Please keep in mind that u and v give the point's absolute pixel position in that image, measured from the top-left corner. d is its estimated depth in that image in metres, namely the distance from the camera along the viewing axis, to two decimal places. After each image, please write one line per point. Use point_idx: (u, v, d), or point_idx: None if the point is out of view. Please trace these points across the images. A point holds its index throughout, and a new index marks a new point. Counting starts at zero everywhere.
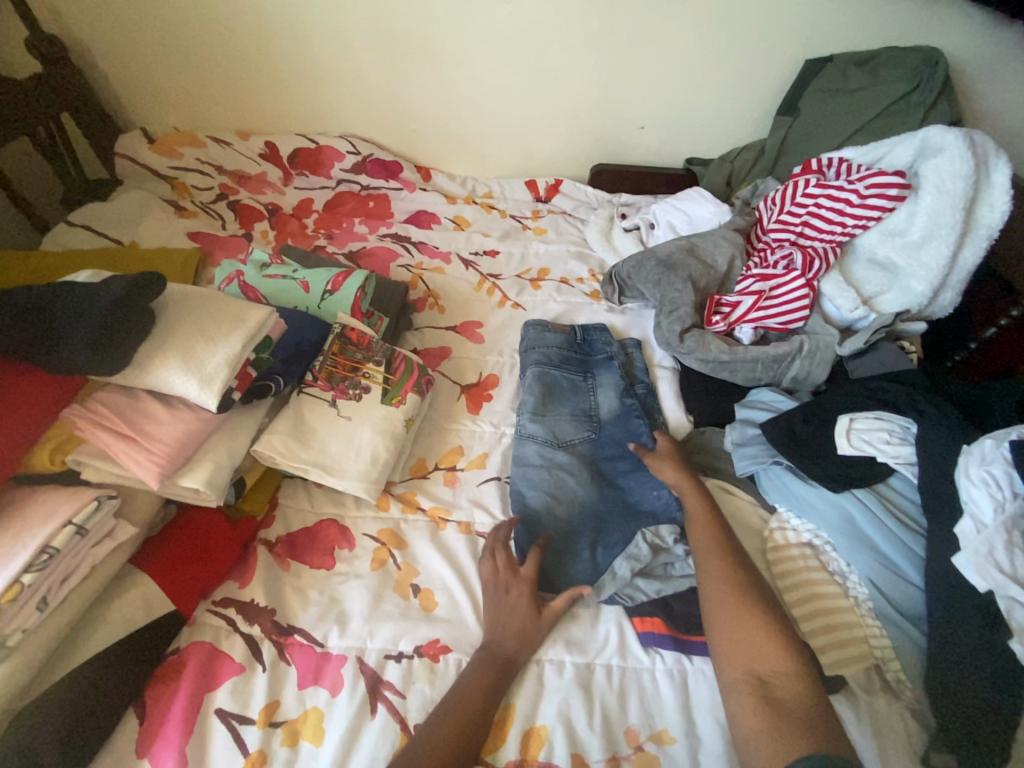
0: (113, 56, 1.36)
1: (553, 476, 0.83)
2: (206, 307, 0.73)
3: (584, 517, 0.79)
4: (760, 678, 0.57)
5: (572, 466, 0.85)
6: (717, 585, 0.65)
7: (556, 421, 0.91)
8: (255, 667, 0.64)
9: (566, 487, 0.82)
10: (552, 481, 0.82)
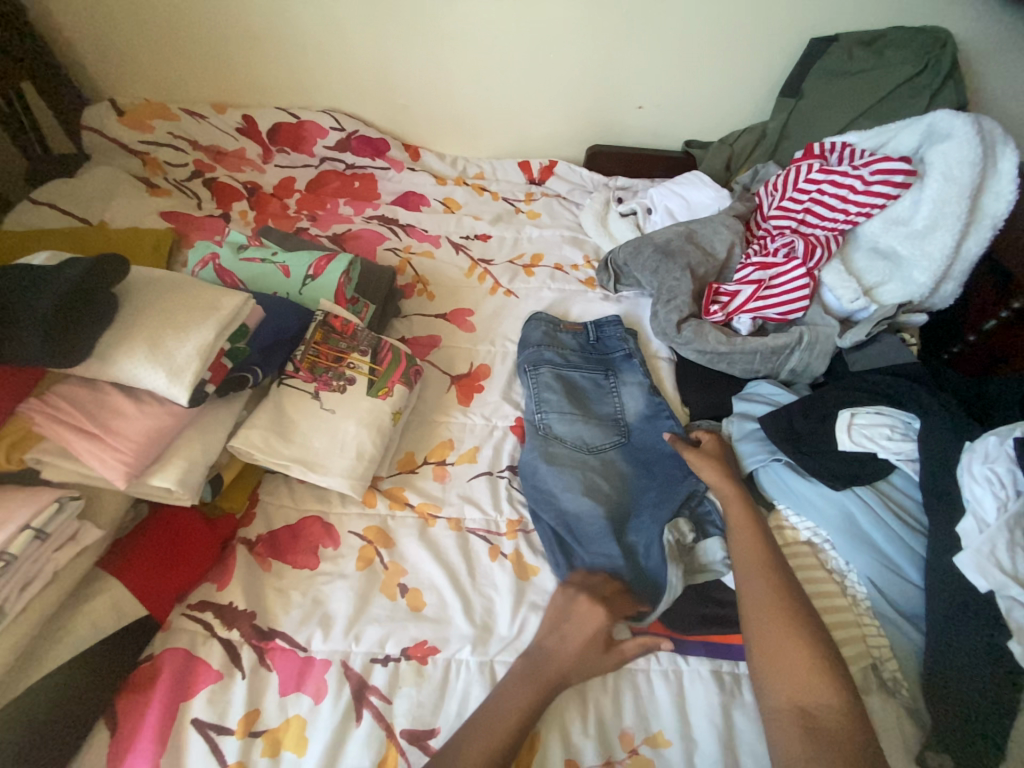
0: (74, 18, 1.26)
1: (587, 482, 0.79)
2: (176, 293, 0.68)
3: (622, 524, 0.76)
4: (808, 713, 0.55)
5: (606, 472, 0.82)
6: (761, 607, 0.62)
7: (584, 423, 0.87)
8: (234, 674, 0.61)
9: (601, 493, 0.78)
10: (587, 487, 0.79)
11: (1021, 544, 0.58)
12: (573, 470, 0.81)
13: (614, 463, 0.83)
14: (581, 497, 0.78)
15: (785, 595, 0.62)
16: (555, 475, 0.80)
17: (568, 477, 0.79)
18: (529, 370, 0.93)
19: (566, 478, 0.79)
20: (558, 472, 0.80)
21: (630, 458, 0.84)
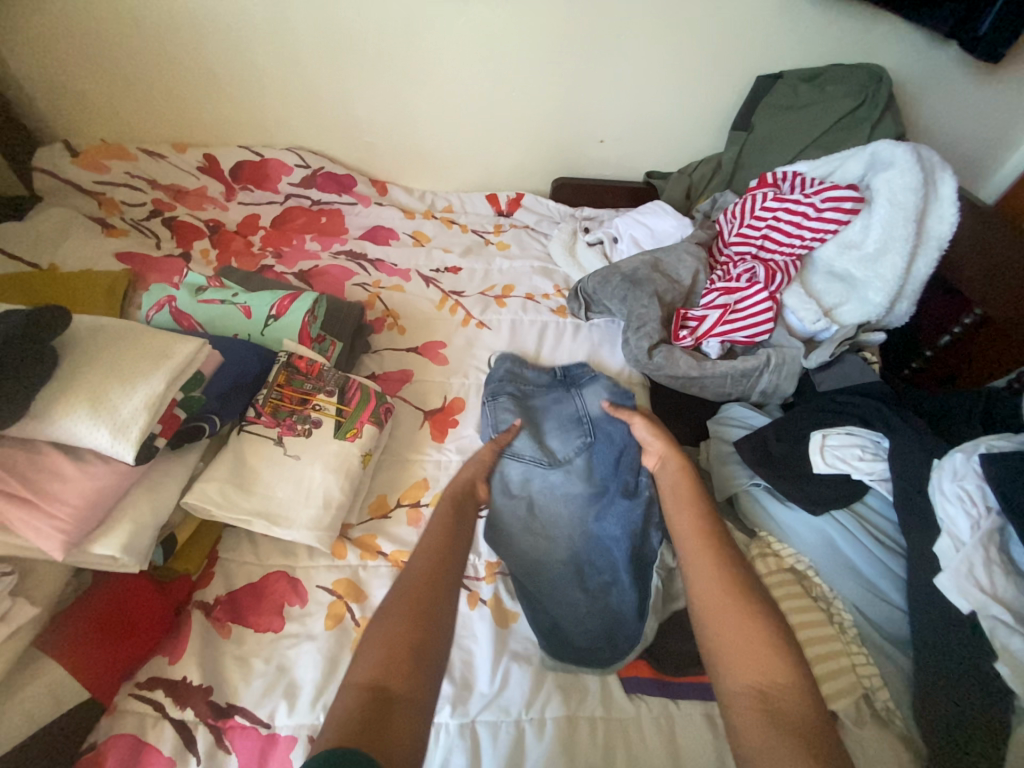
0: (26, 61, 1.23)
1: (545, 508, 0.79)
2: (125, 342, 0.64)
3: (589, 550, 0.75)
4: (764, 692, 0.50)
5: (568, 488, 0.80)
6: (712, 591, 0.58)
7: (545, 438, 0.86)
8: (188, 760, 0.56)
9: (561, 517, 0.78)
10: (546, 511, 0.78)
11: (994, 560, 0.59)
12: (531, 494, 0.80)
13: (578, 477, 0.81)
14: (540, 524, 0.77)
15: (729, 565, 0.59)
16: (511, 501, 0.78)
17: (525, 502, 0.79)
18: (488, 393, 0.92)
19: (523, 504, 0.78)
20: (515, 495, 0.79)
21: (593, 468, 0.82)
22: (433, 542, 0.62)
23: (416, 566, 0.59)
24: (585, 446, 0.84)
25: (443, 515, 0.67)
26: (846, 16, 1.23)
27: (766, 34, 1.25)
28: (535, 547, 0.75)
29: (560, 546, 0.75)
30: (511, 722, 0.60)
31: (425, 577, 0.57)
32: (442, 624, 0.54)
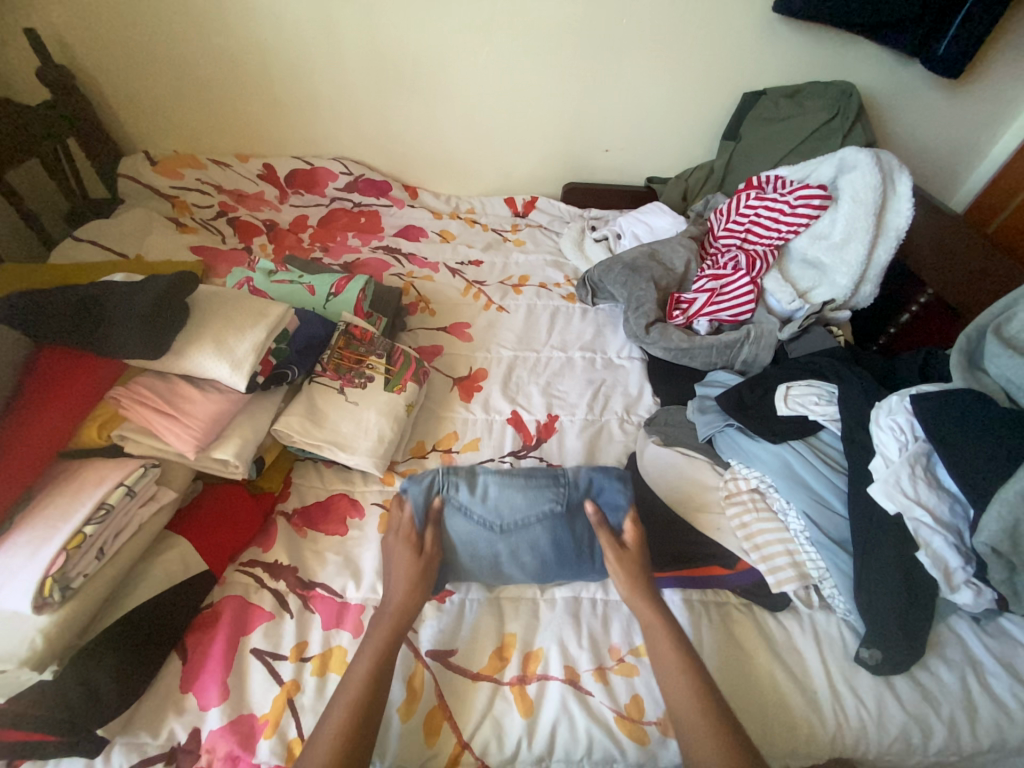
0: (118, 85, 1.45)
1: (493, 573, 0.74)
2: (232, 304, 0.84)
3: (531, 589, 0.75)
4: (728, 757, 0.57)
5: (520, 554, 0.73)
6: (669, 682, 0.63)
7: (506, 491, 0.75)
8: (284, 615, 0.71)
9: (510, 574, 0.73)
10: (485, 564, 0.73)
11: (918, 474, 0.74)
12: (475, 555, 0.73)
13: (535, 543, 0.73)
14: (482, 574, 0.74)
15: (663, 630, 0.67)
16: (463, 543, 0.74)
17: (466, 572, 0.74)
18: None
19: (474, 556, 0.73)
20: (462, 535, 0.73)
21: (552, 526, 0.73)
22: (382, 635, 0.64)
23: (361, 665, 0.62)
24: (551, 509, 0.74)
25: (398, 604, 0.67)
26: (822, 40, 1.40)
27: (751, 56, 1.43)
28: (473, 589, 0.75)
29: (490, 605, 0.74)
30: (529, 599, 0.75)
31: (368, 679, 0.60)
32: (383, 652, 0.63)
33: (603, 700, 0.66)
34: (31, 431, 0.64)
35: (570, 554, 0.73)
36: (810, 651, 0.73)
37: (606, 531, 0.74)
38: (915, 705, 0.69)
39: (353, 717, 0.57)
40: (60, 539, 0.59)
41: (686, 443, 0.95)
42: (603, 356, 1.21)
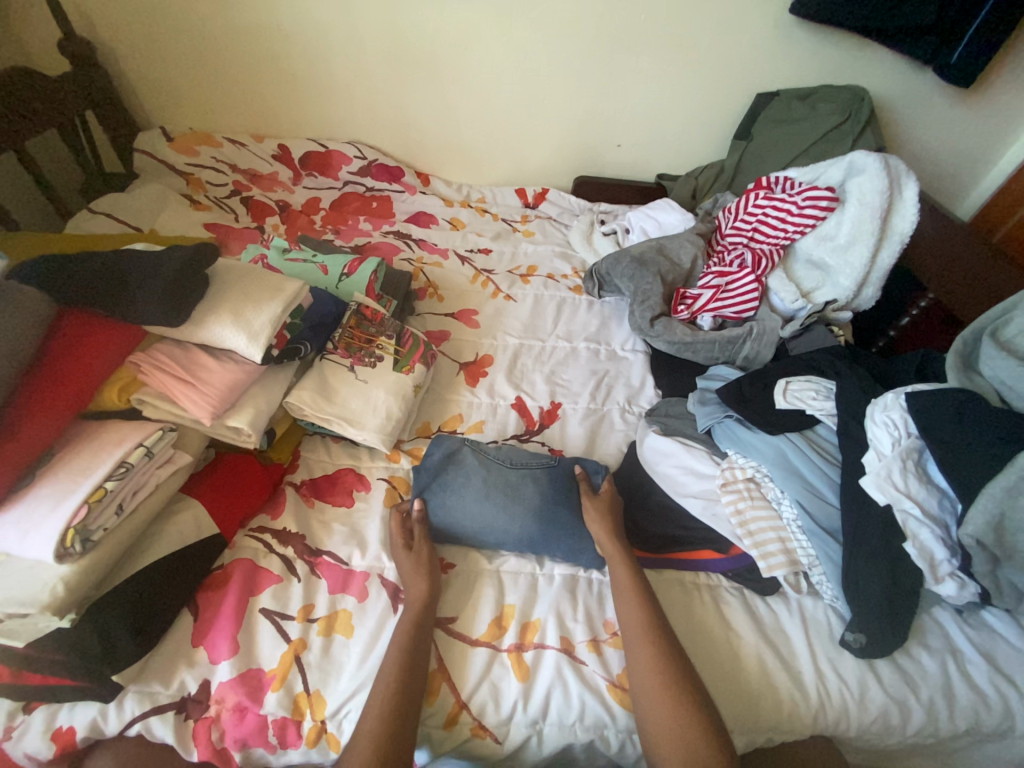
0: (137, 59, 1.46)
1: (499, 499, 0.80)
2: (250, 279, 0.86)
3: (534, 524, 0.79)
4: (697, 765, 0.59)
5: (520, 483, 0.83)
6: (647, 670, 0.65)
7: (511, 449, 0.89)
8: (292, 579, 0.74)
9: (511, 498, 0.80)
10: (492, 490, 0.81)
11: (910, 468, 0.76)
12: (485, 481, 0.82)
13: (535, 482, 0.83)
14: (487, 498, 0.80)
15: (649, 616, 0.69)
16: (476, 473, 0.84)
17: (474, 493, 0.81)
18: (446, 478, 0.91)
19: (485, 480, 0.82)
20: (474, 468, 0.84)
21: (548, 474, 0.85)
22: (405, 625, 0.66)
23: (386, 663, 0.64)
24: (550, 464, 0.87)
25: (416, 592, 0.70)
26: (838, 44, 1.41)
27: (766, 57, 1.44)
28: (477, 513, 0.79)
29: (491, 530, 0.78)
30: (528, 573, 0.78)
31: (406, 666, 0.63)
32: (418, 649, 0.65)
33: (596, 669, 0.69)
34: (55, 389, 0.66)
35: (564, 495, 0.82)
36: (796, 631, 0.76)
37: (593, 482, 0.85)
38: (895, 686, 0.72)
39: (393, 709, 0.60)
40: (81, 493, 0.62)
41: (685, 433, 0.97)
42: (607, 348, 1.23)
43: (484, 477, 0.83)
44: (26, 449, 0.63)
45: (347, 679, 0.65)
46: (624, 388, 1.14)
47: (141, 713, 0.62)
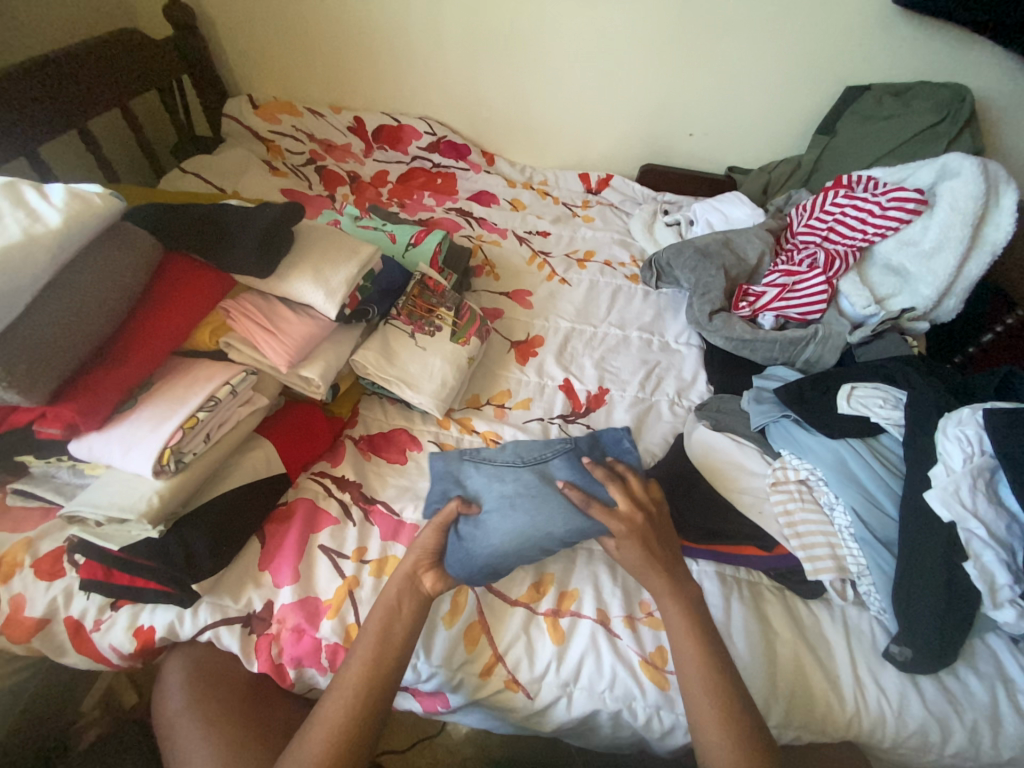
0: (234, 29, 1.54)
1: (525, 504, 0.73)
2: (331, 240, 0.91)
3: (574, 521, 0.72)
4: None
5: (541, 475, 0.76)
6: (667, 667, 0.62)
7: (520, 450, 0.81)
8: (348, 522, 0.79)
9: (541, 504, 0.73)
10: (519, 497, 0.74)
11: (980, 487, 0.72)
12: (512, 482, 0.76)
13: (568, 481, 0.75)
14: (518, 508, 0.72)
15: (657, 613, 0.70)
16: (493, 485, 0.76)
17: (509, 505, 0.73)
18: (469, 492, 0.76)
19: (503, 491, 0.75)
20: (490, 477, 0.77)
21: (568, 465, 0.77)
22: (369, 656, 0.62)
23: (328, 725, 0.57)
24: (572, 448, 0.80)
25: (368, 660, 0.61)
26: (943, 37, 1.32)
27: (861, 47, 1.36)
28: (510, 525, 0.71)
29: (529, 545, 0.71)
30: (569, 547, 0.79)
31: (379, 650, 0.62)
32: (400, 643, 0.63)
33: (630, 644, 0.71)
34: (159, 326, 0.73)
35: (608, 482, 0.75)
36: (837, 640, 0.75)
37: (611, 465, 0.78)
38: (938, 704, 0.70)
39: (354, 705, 0.58)
40: (177, 419, 0.68)
41: (736, 430, 0.95)
42: (660, 339, 1.22)
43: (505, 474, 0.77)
44: (133, 375, 0.70)
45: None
46: (675, 380, 1.13)
47: (213, 621, 0.69)
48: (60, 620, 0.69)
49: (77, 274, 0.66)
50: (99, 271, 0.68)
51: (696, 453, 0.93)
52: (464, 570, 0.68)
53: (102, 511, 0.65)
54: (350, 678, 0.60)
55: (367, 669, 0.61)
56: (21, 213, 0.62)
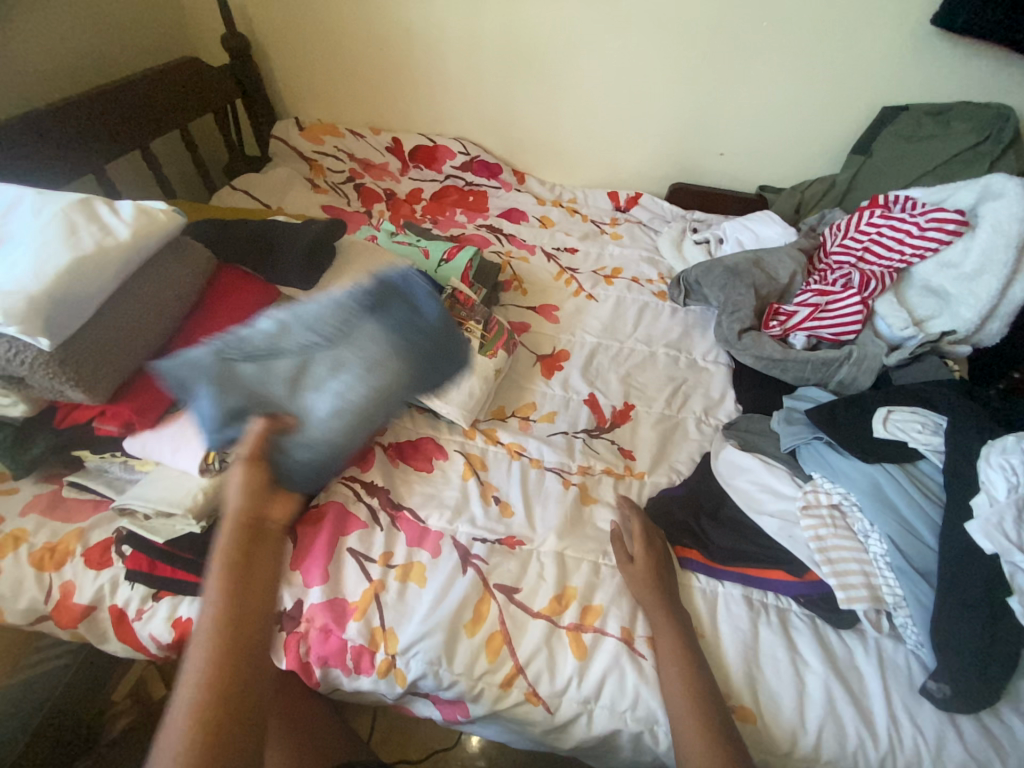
0: (285, 57, 1.65)
1: (354, 379, 0.61)
2: (369, 255, 0.95)
3: (404, 388, 0.64)
4: None
5: (362, 341, 0.62)
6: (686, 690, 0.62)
7: (266, 326, 0.62)
8: (375, 527, 0.81)
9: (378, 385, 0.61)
10: (339, 372, 0.61)
11: None
12: (333, 373, 0.61)
13: (386, 348, 0.63)
14: (341, 393, 0.61)
15: (680, 634, 0.70)
16: (311, 367, 0.61)
17: (337, 402, 0.61)
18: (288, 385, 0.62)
19: (324, 371, 0.61)
20: (266, 362, 0.62)
21: (400, 335, 0.64)
22: (217, 620, 0.47)
23: (188, 716, 0.44)
24: (364, 300, 0.64)
25: (220, 625, 0.47)
26: (985, 57, 1.30)
27: (899, 68, 1.35)
28: (338, 407, 0.61)
29: (363, 427, 0.63)
30: (592, 563, 0.80)
31: (231, 607, 0.48)
32: (256, 585, 0.50)
33: (653, 665, 0.70)
34: (207, 331, 0.77)
35: (422, 329, 0.66)
36: (871, 674, 0.72)
37: (420, 312, 0.67)
38: (980, 748, 0.66)
39: (214, 682, 0.45)
40: None
41: (765, 451, 0.94)
42: (687, 356, 1.21)
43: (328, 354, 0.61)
44: None
45: (417, 623, 0.71)
46: (702, 398, 1.12)
47: None
48: (105, 608, 0.73)
49: (140, 283, 0.71)
50: (159, 281, 0.73)
51: (723, 473, 0.93)
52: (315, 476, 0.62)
53: (151, 505, 0.69)
54: (197, 670, 0.46)
55: (222, 632, 0.47)
56: (94, 227, 0.67)
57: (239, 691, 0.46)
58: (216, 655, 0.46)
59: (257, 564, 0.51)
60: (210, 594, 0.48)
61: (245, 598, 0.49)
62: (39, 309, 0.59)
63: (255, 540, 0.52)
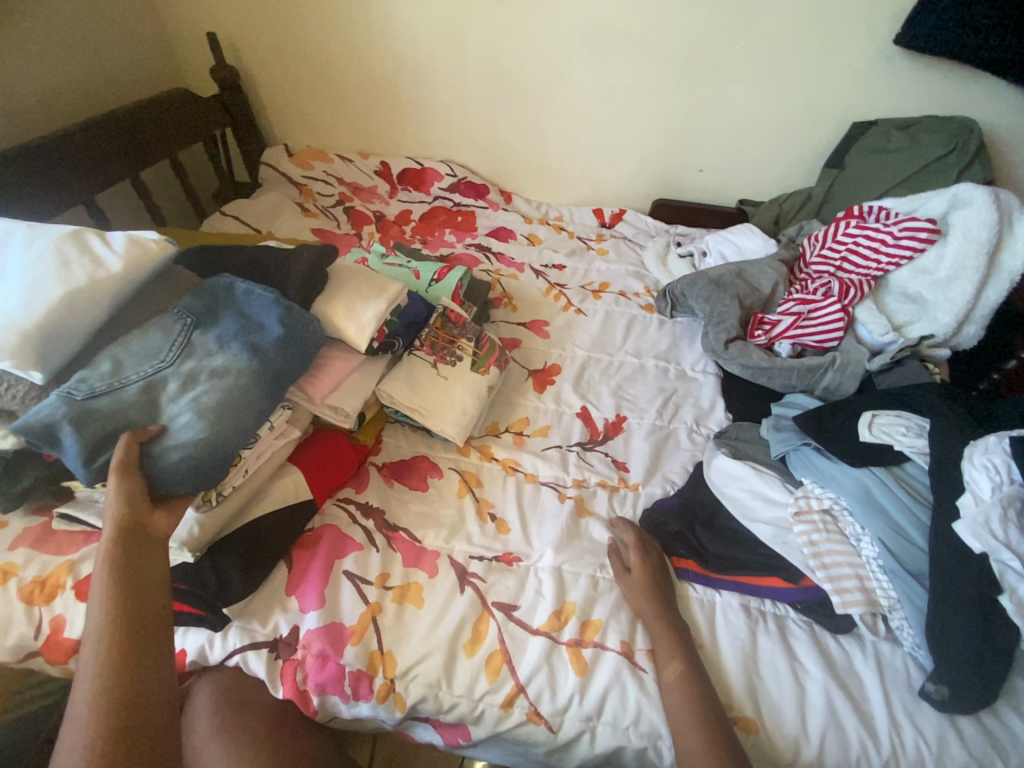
0: (273, 87, 1.69)
1: (218, 380, 0.70)
2: (361, 277, 0.96)
3: (257, 381, 0.72)
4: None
5: (226, 351, 0.72)
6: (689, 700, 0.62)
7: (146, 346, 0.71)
8: (371, 548, 0.80)
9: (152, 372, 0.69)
10: (203, 374, 0.70)
11: (1011, 518, 0.71)
12: (192, 384, 0.69)
13: (231, 357, 0.72)
14: (203, 390, 0.69)
15: (679, 644, 0.70)
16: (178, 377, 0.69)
17: (196, 405, 0.67)
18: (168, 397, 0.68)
19: (186, 377, 0.69)
20: (147, 374, 0.68)
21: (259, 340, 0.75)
22: (109, 616, 0.52)
23: (100, 703, 0.48)
24: (193, 324, 0.74)
25: (117, 618, 0.52)
26: (946, 74, 1.36)
27: (866, 86, 1.41)
28: (211, 406, 0.68)
29: (234, 427, 0.69)
30: (589, 577, 0.80)
31: (126, 601, 0.53)
32: (147, 581, 0.56)
33: (655, 679, 0.70)
34: None
35: (262, 337, 0.75)
36: (870, 678, 0.72)
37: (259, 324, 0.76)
38: (981, 749, 0.67)
39: (114, 672, 0.49)
40: None
41: (757, 458, 0.95)
42: (676, 367, 1.23)
43: (205, 361, 0.71)
44: None
45: (416, 645, 0.71)
46: (692, 408, 1.13)
47: (241, 645, 0.70)
48: None
49: (130, 313, 0.73)
50: (150, 310, 0.75)
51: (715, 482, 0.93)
52: (197, 480, 0.66)
53: None
54: (95, 646, 0.50)
55: (119, 623, 0.52)
56: (86, 259, 0.68)
57: (149, 651, 0.52)
58: (116, 626, 0.52)
59: (149, 555, 0.59)
60: (99, 587, 0.54)
61: (142, 591, 0.55)
62: (30, 344, 0.62)
63: (139, 540, 0.59)
